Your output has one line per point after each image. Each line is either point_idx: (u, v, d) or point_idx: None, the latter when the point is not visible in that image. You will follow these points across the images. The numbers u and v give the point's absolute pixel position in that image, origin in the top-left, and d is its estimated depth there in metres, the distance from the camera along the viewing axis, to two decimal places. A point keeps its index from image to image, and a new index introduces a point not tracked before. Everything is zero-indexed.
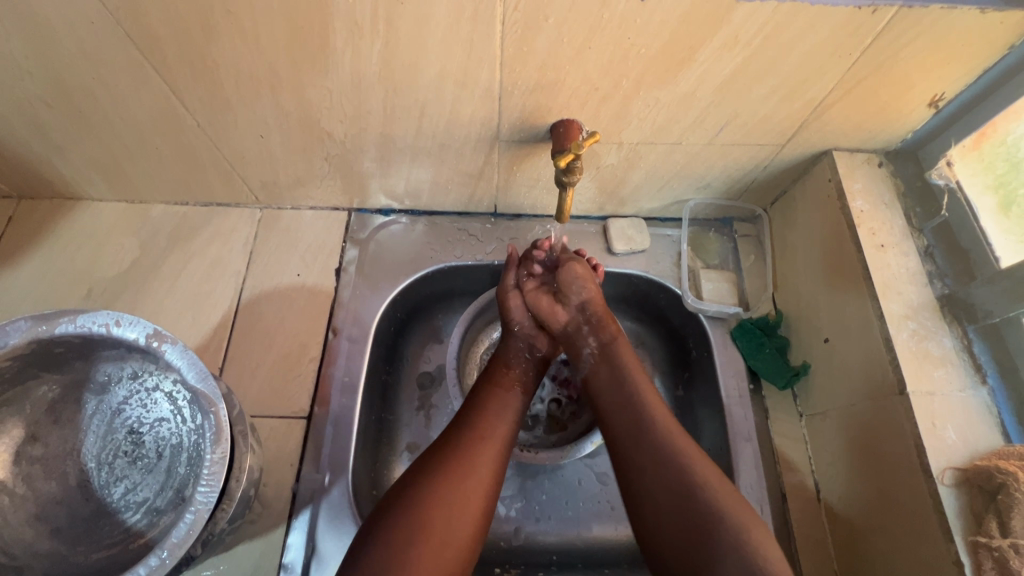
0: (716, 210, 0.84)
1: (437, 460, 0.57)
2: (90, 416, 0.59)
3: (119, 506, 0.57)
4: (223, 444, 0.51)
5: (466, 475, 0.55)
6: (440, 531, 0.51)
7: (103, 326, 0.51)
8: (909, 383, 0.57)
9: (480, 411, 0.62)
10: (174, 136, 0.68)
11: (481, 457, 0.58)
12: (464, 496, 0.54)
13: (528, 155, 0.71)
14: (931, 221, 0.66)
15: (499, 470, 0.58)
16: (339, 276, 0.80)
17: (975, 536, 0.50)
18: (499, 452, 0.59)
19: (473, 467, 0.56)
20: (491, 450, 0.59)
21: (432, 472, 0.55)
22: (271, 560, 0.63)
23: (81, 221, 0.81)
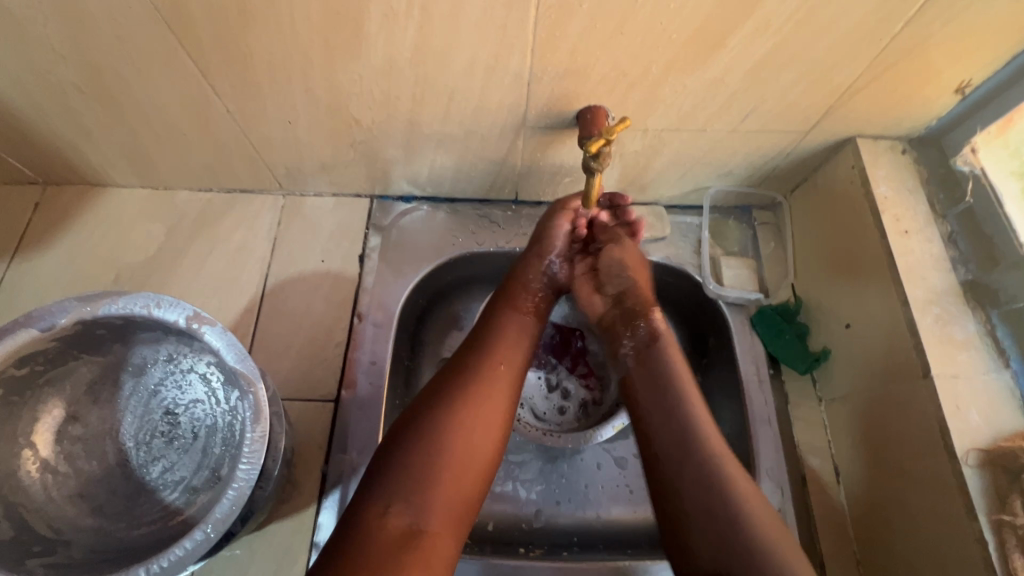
0: (736, 198, 0.84)
1: (453, 390, 0.59)
2: (127, 397, 0.60)
3: (157, 484, 0.58)
4: (262, 424, 0.52)
5: (478, 401, 0.59)
6: (456, 462, 0.55)
7: (144, 307, 0.52)
8: (933, 366, 0.57)
9: (492, 345, 0.65)
10: (202, 122, 0.69)
11: (493, 388, 0.61)
12: (478, 418, 0.58)
13: (553, 141, 0.71)
14: (954, 207, 0.67)
15: (511, 401, 0.61)
16: (362, 262, 0.81)
17: (999, 514, 0.51)
18: (509, 384, 0.62)
19: (487, 393, 0.60)
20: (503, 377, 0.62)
21: (450, 398, 0.58)
22: (303, 539, 0.65)
23: (107, 207, 0.82)
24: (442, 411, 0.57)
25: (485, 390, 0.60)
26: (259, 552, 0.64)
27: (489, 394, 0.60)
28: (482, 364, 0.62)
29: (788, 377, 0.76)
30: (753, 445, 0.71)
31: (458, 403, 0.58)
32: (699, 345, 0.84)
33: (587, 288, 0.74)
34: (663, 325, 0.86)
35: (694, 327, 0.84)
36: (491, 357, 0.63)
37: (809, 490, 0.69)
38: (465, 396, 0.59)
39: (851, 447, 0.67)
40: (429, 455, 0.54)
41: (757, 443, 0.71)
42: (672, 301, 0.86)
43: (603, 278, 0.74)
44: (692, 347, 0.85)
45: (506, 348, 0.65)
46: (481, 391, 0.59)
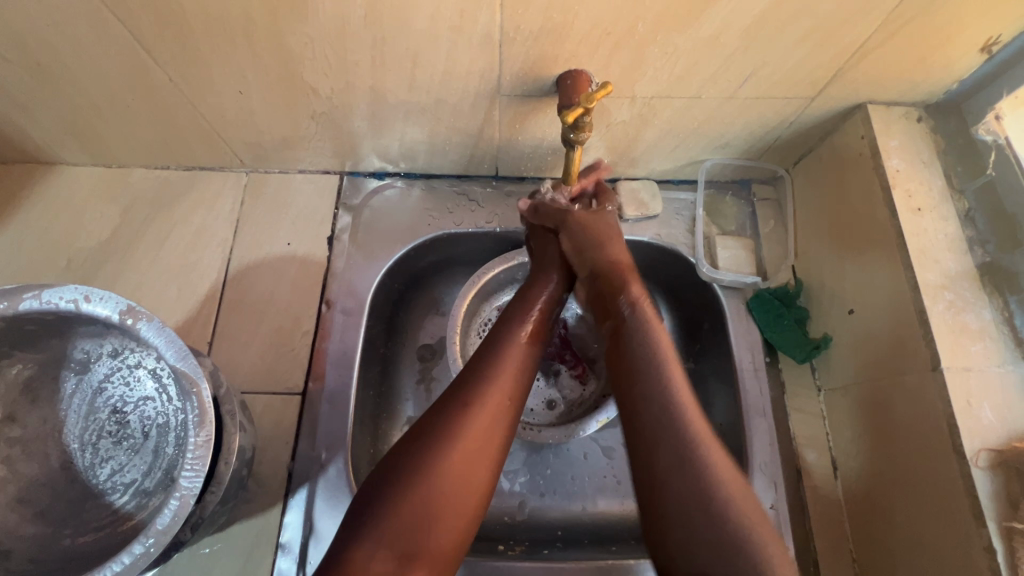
0: (734, 171, 0.78)
1: (451, 421, 0.51)
2: (71, 395, 0.56)
3: (106, 488, 0.54)
4: (207, 427, 0.47)
5: (484, 431, 0.51)
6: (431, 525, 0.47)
7: (71, 302, 0.47)
8: (944, 359, 0.52)
9: (467, 394, 0.53)
10: (145, 92, 0.62)
11: (496, 406, 0.53)
12: (482, 449, 0.50)
13: (533, 111, 0.65)
14: (973, 181, 0.60)
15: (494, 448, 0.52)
16: (332, 245, 0.76)
17: (1011, 521, 0.47)
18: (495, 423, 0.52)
19: (485, 417, 0.52)
20: (502, 403, 0.53)
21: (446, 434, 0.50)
22: (268, 540, 0.62)
23: (56, 187, 0.76)
24: (440, 442, 0.49)
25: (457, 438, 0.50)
26: (222, 553, 0.61)
27: (490, 422, 0.52)
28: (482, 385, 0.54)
29: (785, 365, 0.71)
30: (746, 437, 0.67)
31: (459, 437, 0.50)
32: (691, 330, 0.79)
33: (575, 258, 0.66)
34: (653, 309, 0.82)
35: (687, 311, 0.80)
36: (490, 377, 0.54)
37: (804, 485, 0.65)
38: (466, 424, 0.51)
39: (851, 441, 0.63)
40: (424, 490, 0.47)
41: (751, 434, 0.67)
42: (664, 283, 0.81)
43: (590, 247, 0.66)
44: (684, 332, 0.80)
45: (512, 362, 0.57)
46: (482, 414, 0.52)
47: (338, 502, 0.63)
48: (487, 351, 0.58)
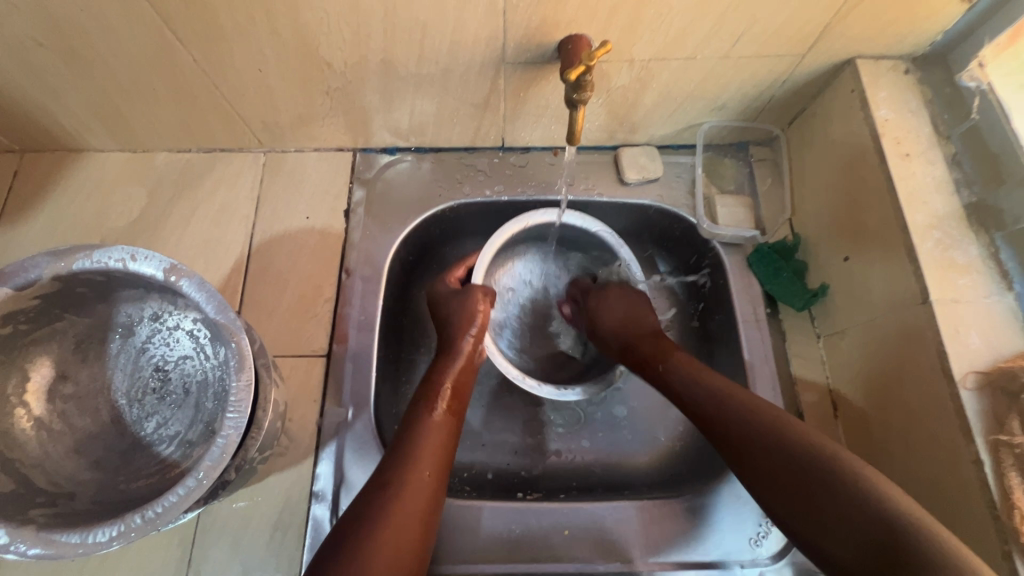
0: (731, 133, 0.81)
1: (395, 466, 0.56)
2: (116, 355, 0.60)
3: (153, 439, 0.59)
4: (247, 372, 0.51)
5: (419, 451, 0.57)
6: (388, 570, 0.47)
7: (119, 261, 0.51)
8: (933, 292, 0.56)
9: (408, 444, 0.58)
10: (170, 74, 0.66)
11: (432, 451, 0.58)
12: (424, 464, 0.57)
13: (536, 78, 0.68)
14: (959, 127, 0.63)
15: (433, 489, 0.56)
16: (348, 217, 0.79)
17: (997, 435, 0.50)
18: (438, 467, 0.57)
19: (427, 441, 0.59)
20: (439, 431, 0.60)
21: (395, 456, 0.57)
22: (303, 489, 0.66)
23: (86, 172, 0.81)
24: (398, 460, 0.56)
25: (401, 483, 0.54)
26: (261, 503, 0.65)
27: (425, 445, 0.58)
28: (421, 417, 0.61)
29: (785, 314, 0.74)
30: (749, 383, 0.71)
31: (414, 459, 0.56)
32: (695, 290, 0.83)
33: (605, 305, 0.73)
34: (658, 273, 0.86)
35: (690, 272, 0.83)
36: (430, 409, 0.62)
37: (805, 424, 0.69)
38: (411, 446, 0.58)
39: (849, 381, 0.66)
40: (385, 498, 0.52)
41: (754, 380, 0.71)
42: (668, 245, 0.84)
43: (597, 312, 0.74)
44: (688, 293, 0.84)
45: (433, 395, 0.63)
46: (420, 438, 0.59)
47: (365, 454, 0.67)
48: (427, 409, 0.62)
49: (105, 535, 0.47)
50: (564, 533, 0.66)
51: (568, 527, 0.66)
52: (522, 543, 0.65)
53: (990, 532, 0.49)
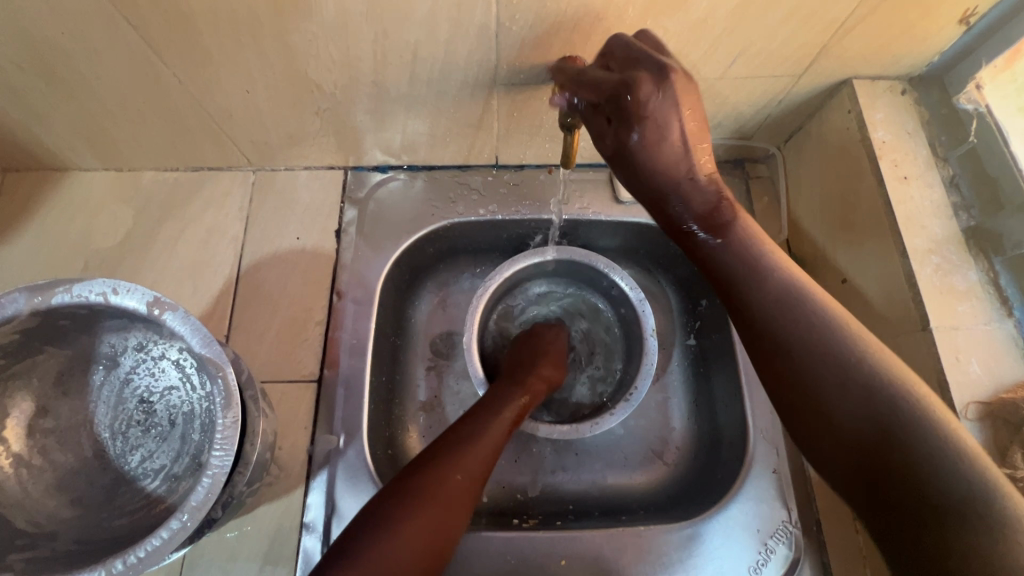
0: (727, 151, 0.80)
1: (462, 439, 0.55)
2: (99, 387, 0.58)
3: (137, 473, 0.57)
4: (233, 409, 0.50)
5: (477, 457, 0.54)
6: (423, 529, 0.48)
7: (100, 294, 0.49)
8: (933, 319, 0.55)
9: (479, 425, 0.58)
10: (156, 95, 0.65)
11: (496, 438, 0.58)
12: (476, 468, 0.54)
13: (530, 99, 0.67)
14: (957, 148, 0.63)
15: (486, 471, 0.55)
16: (339, 238, 0.78)
17: (999, 467, 0.49)
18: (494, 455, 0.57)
19: (485, 451, 0.55)
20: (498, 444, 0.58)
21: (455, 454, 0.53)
22: (293, 519, 0.64)
23: (70, 192, 0.79)
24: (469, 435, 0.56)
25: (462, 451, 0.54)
26: (250, 535, 0.63)
27: (482, 453, 0.55)
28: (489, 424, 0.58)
29: None
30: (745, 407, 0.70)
31: (481, 438, 0.56)
32: (691, 309, 0.82)
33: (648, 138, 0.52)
34: (655, 291, 0.85)
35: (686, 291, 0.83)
36: (500, 422, 0.59)
37: None
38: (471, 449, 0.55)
39: None
40: (431, 489, 0.50)
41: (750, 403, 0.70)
42: (663, 264, 0.83)
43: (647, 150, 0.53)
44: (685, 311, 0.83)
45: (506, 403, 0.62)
46: (479, 445, 0.55)
47: (358, 483, 0.66)
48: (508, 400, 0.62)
49: None
50: (560, 562, 0.65)
51: (565, 556, 0.65)
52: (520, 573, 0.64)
53: None
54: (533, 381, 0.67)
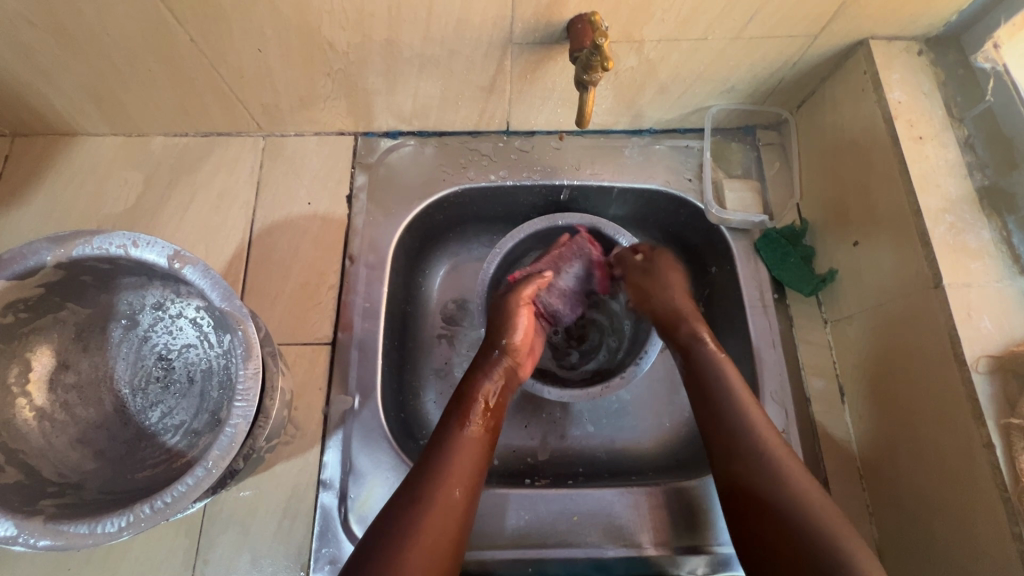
0: (738, 117, 0.80)
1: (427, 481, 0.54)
2: (118, 344, 0.59)
3: (158, 429, 0.58)
4: (254, 360, 0.50)
5: (435, 536, 0.51)
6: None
7: (120, 247, 0.50)
8: (946, 276, 0.55)
9: (444, 458, 0.56)
10: (167, 55, 0.64)
11: (466, 466, 0.56)
12: (446, 542, 0.51)
13: (543, 60, 0.67)
14: (973, 109, 0.62)
15: (462, 504, 0.54)
16: (350, 203, 0.78)
17: (1008, 419, 0.50)
18: (468, 484, 0.55)
19: (449, 523, 0.52)
20: (462, 506, 0.54)
21: (402, 535, 0.49)
22: (310, 477, 0.65)
23: (79, 157, 0.78)
24: (427, 476, 0.54)
25: (430, 494, 0.53)
26: (268, 492, 0.65)
27: (448, 528, 0.52)
28: (436, 489, 0.53)
29: (793, 299, 0.74)
30: (756, 368, 0.71)
31: (444, 475, 0.55)
32: (700, 278, 0.83)
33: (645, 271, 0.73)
34: None
35: (695, 260, 0.83)
36: (447, 482, 0.54)
37: (812, 410, 0.69)
38: (419, 525, 0.50)
39: (857, 364, 0.67)
40: (406, 536, 0.49)
41: (760, 364, 0.71)
42: (672, 233, 0.84)
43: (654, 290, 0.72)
44: (693, 281, 0.84)
45: (468, 420, 0.60)
46: (443, 513, 0.52)
47: (372, 442, 0.67)
48: (461, 424, 0.59)
49: (114, 525, 0.46)
50: (572, 519, 0.66)
51: (576, 513, 0.66)
52: (531, 531, 0.65)
53: (1000, 515, 0.49)
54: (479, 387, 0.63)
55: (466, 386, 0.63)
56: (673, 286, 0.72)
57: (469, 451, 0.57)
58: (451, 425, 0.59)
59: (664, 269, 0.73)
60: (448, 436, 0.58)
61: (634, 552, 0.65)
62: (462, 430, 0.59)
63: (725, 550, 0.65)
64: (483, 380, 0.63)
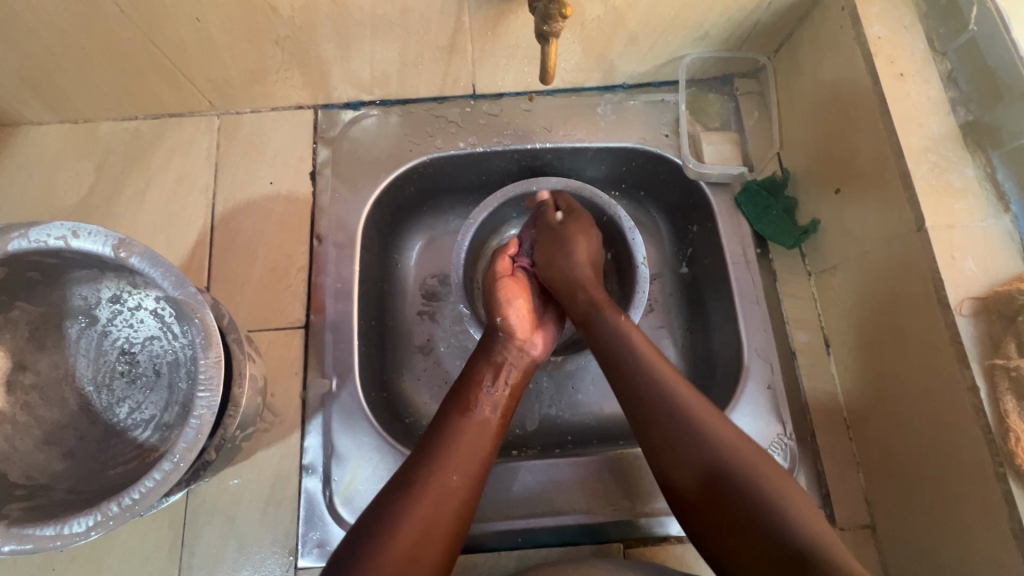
0: (714, 66, 0.76)
1: (421, 469, 0.52)
2: (77, 341, 0.57)
3: (127, 424, 0.57)
4: (215, 348, 0.48)
5: (426, 528, 0.49)
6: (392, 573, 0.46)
7: (59, 238, 0.47)
8: (928, 219, 0.53)
9: (442, 445, 0.54)
10: (98, 30, 0.60)
11: (466, 456, 0.54)
12: (437, 535, 0.49)
13: (503, 14, 0.63)
14: (955, 41, 0.59)
15: (458, 494, 0.52)
16: (315, 180, 0.75)
17: (992, 359, 0.49)
18: (467, 474, 0.53)
19: (443, 511, 0.50)
20: (458, 495, 0.52)
21: (391, 524, 0.48)
22: (292, 463, 0.64)
23: (25, 148, 0.74)
24: (423, 464, 0.53)
25: (422, 482, 0.51)
26: (251, 481, 0.64)
27: (439, 520, 0.50)
28: (431, 476, 0.52)
29: (775, 253, 0.73)
30: (740, 324, 0.69)
31: (440, 463, 0.53)
32: (682, 237, 0.80)
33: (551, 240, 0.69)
34: (646, 220, 0.83)
35: (674, 218, 0.81)
36: (443, 469, 0.52)
37: (798, 364, 0.68)
38: (408, 512, 0.49)
39: (841, 315, 0.66)
40: (394, 527, 0.48)
41: (744, 321, 0.69)
42: (653, 193, 0.81)
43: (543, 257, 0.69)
44: (676, 240, 0.81)
45: (472, 405, 0.58)
46: (436, 504, 0.50)
47: (354, 423, 0.66)
48: (464, 412, 0.57)
49: (82, 524, 0.45)
50: (560, 486, 0.66)
51: (564, 481, 0.66)
52: (520, 500, 0.65)
53: (985, 456, 0.49)
54: (484, 372, 0.61)
55: (472, 371, 0.61)
56: (578, 251, 0.68)
57: (473, 443, 0.55)
58: (452, 413, 0.57)
59: (571, 236, 0.68)
60: (448, 421, 0.56)
61: (622, 515, 0.64)
62: (463, 417, 0.57)
63: None
64: (488, 366, 0.62)
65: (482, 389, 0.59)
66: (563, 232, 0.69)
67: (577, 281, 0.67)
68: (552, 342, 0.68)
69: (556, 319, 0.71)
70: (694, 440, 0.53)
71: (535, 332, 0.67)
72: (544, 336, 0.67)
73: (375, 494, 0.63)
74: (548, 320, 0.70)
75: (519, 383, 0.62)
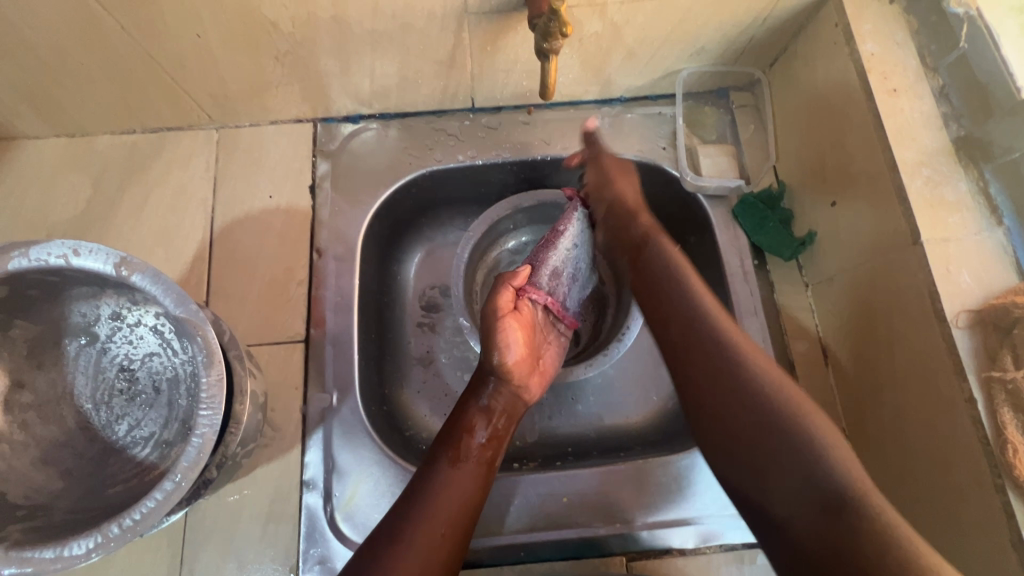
0: (711, 79, 0.77)
1: (409, 519, 0.52)
2: (75, 358, 0.57)
3: (126, 443, 0.56)
4: (217, 366, 0.48)
5: None
6: None
7: (60, 257, 0.47)
8: (923, 232, 0.54)
9: (430, 497, 0.53)
10: (99, 47, 0.60)
11: (455, 507, 0.54)
12: None
13: (503, 30, 0.63)
14: (946, 58, 0.60)
15: (445, 547, 0.51)
16: (314, 194, 0.75)
17: (989, 371, 0.50)
18: (454, 527, 0.53)
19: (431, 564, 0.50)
20: (445, 546, 0.51)
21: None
22: (292, 480, 0.64)
23: (21, 162, 0.74)
24: (410, 514, 0.52)
25: (410, 534, 0.51)
26: (250, 497, 0.63)
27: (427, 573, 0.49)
28: (420, 529, 0.51)
29: (773, 264, 0.74)
30: None
31: (429, 516, 0.52)
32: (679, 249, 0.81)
33: (624, 179, 0.69)
34: None
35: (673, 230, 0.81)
36: (432, 522, 0.52)
37: (796, 374, 0.69)
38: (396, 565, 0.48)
39: (839, 326, 0.67)
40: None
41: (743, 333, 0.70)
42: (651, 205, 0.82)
43: (601, 190, 0.69)
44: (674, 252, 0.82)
45: (462, 453, 0.57)
46: (424, 556, 0.50)
47: (355, 438, 0.65)
48: (454, 461, 0.57)
49: (81, 547, 0.44)
50: (563, 500, 0.66)
51: (567, 494, 0.66)
52: (520, 514, 0.65)
53: (983, 467, 0.49)
54: (473, 420, 0.60)
55: (463, 416, 0.60)
56: (624, 193, 0.68)
57: (461, 494, 0.55)
58: (441, 461, 0.56)
59: (615, 177, 0.69)
60: (438, 470, 0.56)
61: (623, 529, 0.65)
62: (452, 467, 0.56)
63: (700, 519, 0.65)
64: (480, 412, 0.60)
65: (472, 436, 0.59)
66: (607, 180, 0.69)
67: (633, 213, 0.67)
68: (548, 377, 0.66)
69: (552, 352, 0.67)
70: (730, 372, 0.52)
71: (530, 373, 0.64)
72: (539, 374, 0.65)
73: (376, 510, 0.63)
74: (544, 356, 0.66)
75: (505, 433, 0.62)
